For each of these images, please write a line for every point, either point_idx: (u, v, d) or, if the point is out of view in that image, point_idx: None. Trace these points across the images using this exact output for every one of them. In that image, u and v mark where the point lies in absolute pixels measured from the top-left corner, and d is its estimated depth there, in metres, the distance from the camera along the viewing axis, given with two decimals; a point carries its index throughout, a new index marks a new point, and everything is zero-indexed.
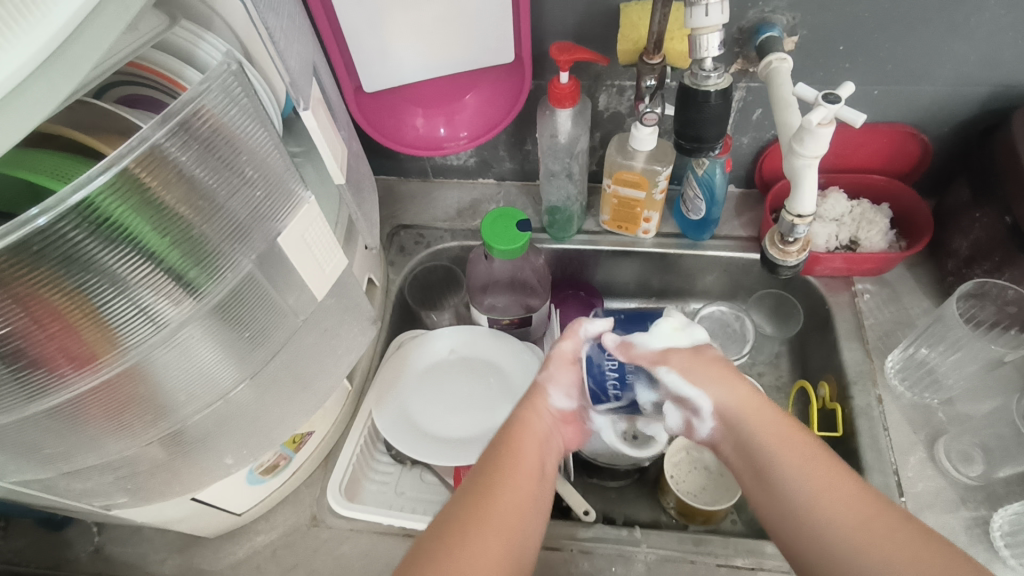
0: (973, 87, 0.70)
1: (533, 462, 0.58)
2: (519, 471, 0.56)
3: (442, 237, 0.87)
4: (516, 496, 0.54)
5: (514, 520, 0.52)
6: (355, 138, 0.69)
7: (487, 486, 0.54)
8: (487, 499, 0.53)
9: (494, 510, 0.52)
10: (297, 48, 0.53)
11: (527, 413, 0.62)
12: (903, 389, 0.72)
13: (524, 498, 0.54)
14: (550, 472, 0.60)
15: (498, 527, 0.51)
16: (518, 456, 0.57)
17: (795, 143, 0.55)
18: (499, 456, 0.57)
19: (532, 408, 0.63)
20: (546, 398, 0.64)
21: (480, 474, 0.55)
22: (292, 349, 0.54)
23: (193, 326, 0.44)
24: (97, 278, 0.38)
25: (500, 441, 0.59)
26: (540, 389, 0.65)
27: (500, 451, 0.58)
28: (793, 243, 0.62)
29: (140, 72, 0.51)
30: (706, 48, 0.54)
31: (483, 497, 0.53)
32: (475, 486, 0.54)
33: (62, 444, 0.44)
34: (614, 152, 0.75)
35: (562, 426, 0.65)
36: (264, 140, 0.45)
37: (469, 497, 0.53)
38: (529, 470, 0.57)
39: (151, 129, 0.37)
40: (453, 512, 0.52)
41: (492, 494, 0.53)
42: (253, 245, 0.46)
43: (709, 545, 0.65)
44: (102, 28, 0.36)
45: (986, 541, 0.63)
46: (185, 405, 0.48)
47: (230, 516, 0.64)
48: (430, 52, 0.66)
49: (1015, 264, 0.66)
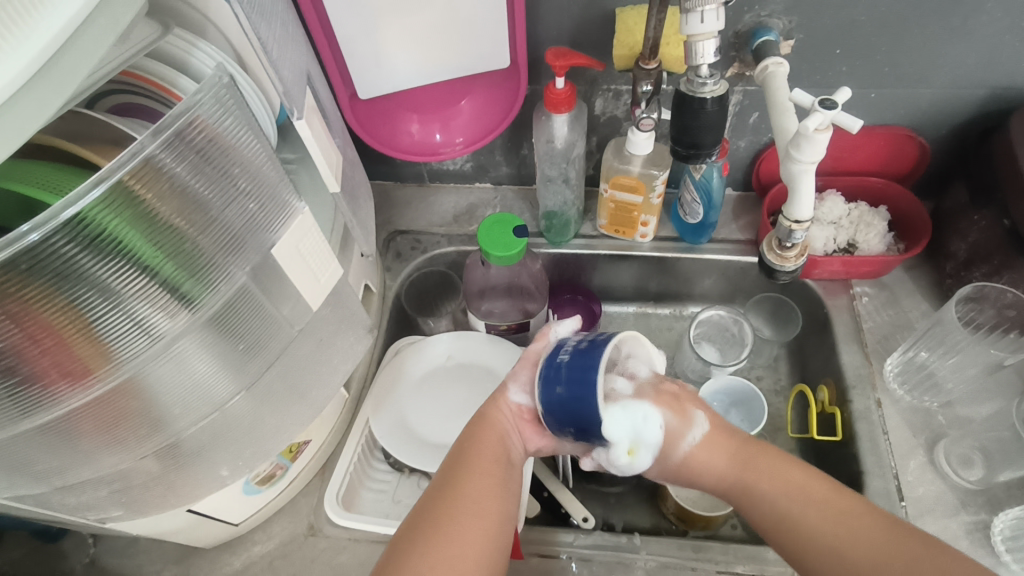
0: (970, 89, 0.70)
1: (494, 450, 0.58)
2: (481, 463, 0.56)
3: (439, 242, 0.87)
4: (479, 486, 0.54)
5: (483, 510, 0.53)
6: (350, 146, 0.68)
7: (452, 480, 0.55)
8: (454, 491, 0.54)
9: (459, 502, 0.53)
10: (289, 57, 0.53)
11: (484, 409, 0.61)
12: (902, 393, 0.72)
13: (487, 489, 0.54)
14: (517, 461, 0.59)
15: (466, 520, 0.52)
16: (479, 448, 0.57)
17: (792, 149, 0.55)
18: (463, 451, 0.58)
19: (490, 405, 0.61)
20: (501, 400, 0.62)
21: (446, 472, 0.56)
22: (287, 359, 0.54)
23: (188, 339, 0.44)
24: (92, 292, 0.38)
25: (464, 437, 0.59)
26: (500, 389, 0.63)
27: (462, 447, 0.58)
28: (791, 249, 0.62)
29: (134, 81, 0.50)
30: (702, 55, 0.54)
31: (448, 491, 0.54)
32: (443, 483, 0.55)
33: (55, 459, 0.44)
34: (611, 157, 0.75)
35: (524, 426, 0.61)
36: (257, 151, 0.45)
37: (439, 491, 0.54)
38: (489, 461, 0.57)
39: (144, 142, 0.37)
40: (421, 508, 0.53)
41: (458, 489, 0.54)
42: (247, 256, 0.46)
43: (709, 551, 0.65)
44: (93, 42, 0.35)
45: (987, 545, 0.62)
46: (180, 418, 0.47)
47: (227, 526, 0.64)
48: (425, 58, 0.65)
49: (1014, 267, 0.66)
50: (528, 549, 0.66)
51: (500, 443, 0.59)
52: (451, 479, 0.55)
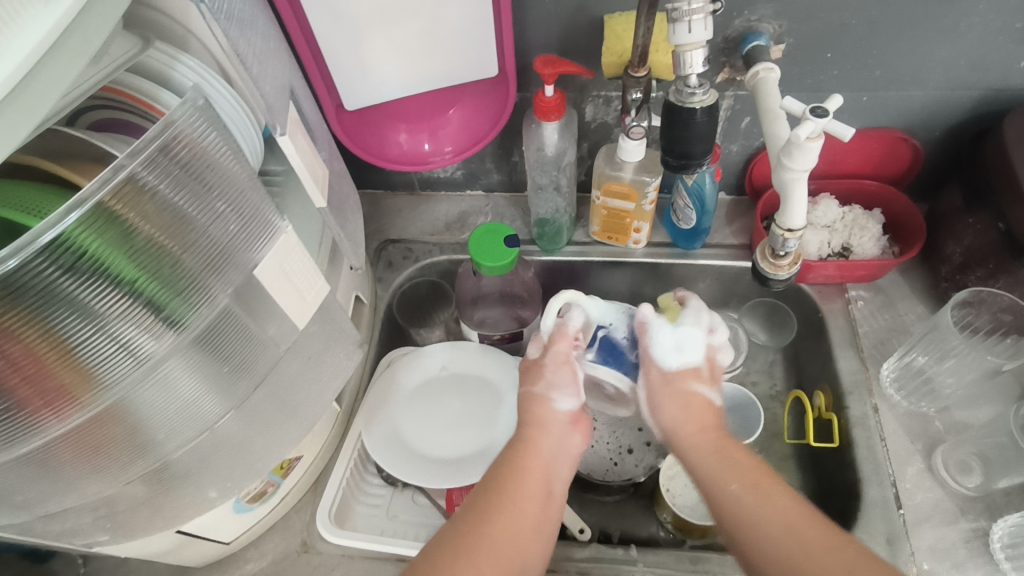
0: (963, 92, 0.69)
1: (536, 483, 0.59)
2: (520, 491, 0.58)
3: (431, 251, 0.86)
4: (515, 515, 0.56)
5: (514, 541, 0.54)
6: (336, 158, 0.67)
7: (484, 498, 0.57)
8: (486, 517, 0.55)
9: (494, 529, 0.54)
10: (271, 72, 0.52)
11: (526, 428, 0.64)
12: (899, 398, 0.71)
13: (524, 516, 0.56)
14: (557, 492, 0.61)
15: (500, 547, 0.53)
16: (520, 478, 0.59)
17: (783, 157, 0.54)
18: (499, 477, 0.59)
19: (536, 425, 0.64)
20: (550, 405, 0.65)
21: (478, 496, 0.57)
22: (276, 378, 0.53)
23: (174, 359, 0.43)
24: (75, 316, 0.36)
25: (504, 461, 0.61)
26: (543, 398, 0.65)
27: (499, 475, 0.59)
28: (785, 257, 0.61)
29: (115, 96, 0.49)
30: (690, 65, 0.53)
31: (481, 518, 0.55)
32: (478, 506, 0.56)
33: (36, 489, 0.43)
34: (602, 163, 0.74)
35: (571, 430, 0.65)
36: (237, 169, 0.44)
37: (467, 515, 0.55)
38: (532, 494, 0.58)
39: (126, 159, 0.36)
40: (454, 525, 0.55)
41: (495, 516, 0.55)
42: (231, 277, 0.45)
43: (706, 562, 0.64)
44: (62, 66, 0.34)
45: (986, 552, 0.62)
46: (166, 441, 0.46)
47: (218, 545, 0.63)
48: (412, 68, 0.65)
49: (1010, 271, 0.66)
50: None
51: (543, 476, 0.60)
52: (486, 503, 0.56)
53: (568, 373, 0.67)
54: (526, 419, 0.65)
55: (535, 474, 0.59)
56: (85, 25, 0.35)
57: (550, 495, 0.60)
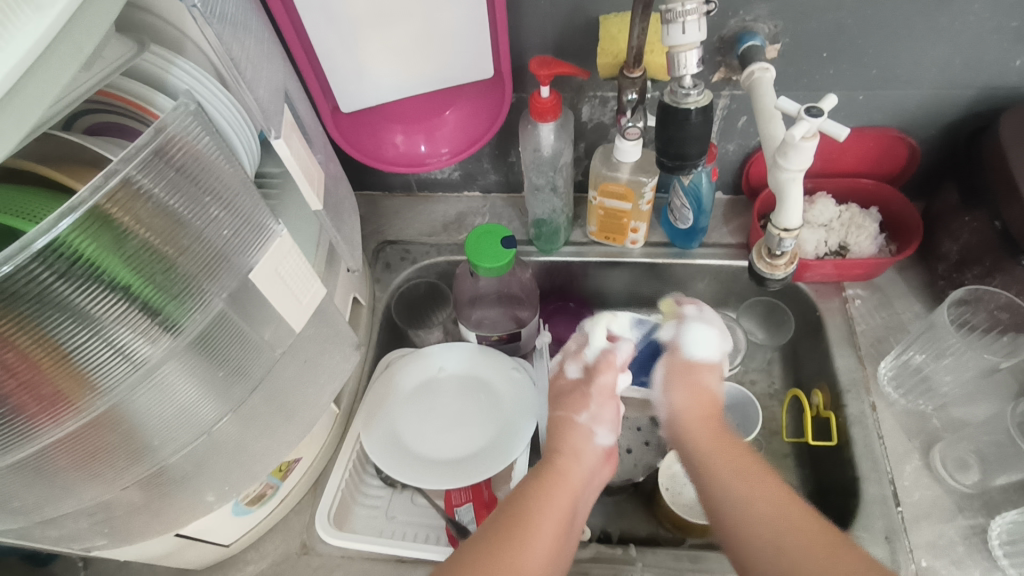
0: (958, 90, 0.69)
1: (561, 509, 0.55)
2: (550, 514, 0.54)
3: (428, 253, 0.86)
4: (543, 536, 0.52)
5: (541, 565, 0.51)
6: (332, 160, 0.67)
7: (511, 519, 0.53)
8: (513, 538, 0.51)
9: (523, 552, 0.51)
10: (266, 76, 0.52)
11: (556, 453, 0.61)
12: (897, 396, 0.71)
13: (553, 540, 0.53)
14: (577, 521, 0.58)
15: (529, 571, 0.50)
16: (546, 498, 0.55)
17: (779, 157, 0.54)
18: (524, 497, 0.56)
19: (569, 453, 0.61)
20: (590, 436, 0.63)
21: (501, 516, 0.54)
22: (273, 382, 0.53)
23: (171, 363, 0.43)
24: (70, 320, 0.36)
25: (529, 481, 0.58)
26: (586, 432, 0.63)
27: (526, 496, 0.56)
28: (781, 256, 0.61)
29: (109, 100, 0.49)
30: (684, 66, 0.53)
31: (502, 537, 0.51)
32: (504, 526, 0.53)
33: (32, 495, 0.43)
34: (599, 164, 0.75)
35: (603, 465, 0.63)
36: (231, 174, 0.44)
37: (490, 533, 0.52)
38: (553, 517, 0.54)
39: (121, 164, 0.36)
40: (474, 543, 0.52)
41: (524, 537, 0.52)
42: (226, 282, 0.45)
43: (706, 561, 0.64)
44: (53, 72, 0.34)
45: (984, 549, 0.62)
46: (163, 445, 0.46)
47: (218, 547, 0.63)
48: (407, 70, 0.65)
49: (1006, 269, 0.66)
50: None
51: (571, 500, 0.57)
52: (514, 524, 0.53)
53: (610, 407, 0.65)
54: (558, 445, 0.62)
55: (563, 497, 0.56)
56: (76, 30, 0.35)
57: (575, 520, 0.57)
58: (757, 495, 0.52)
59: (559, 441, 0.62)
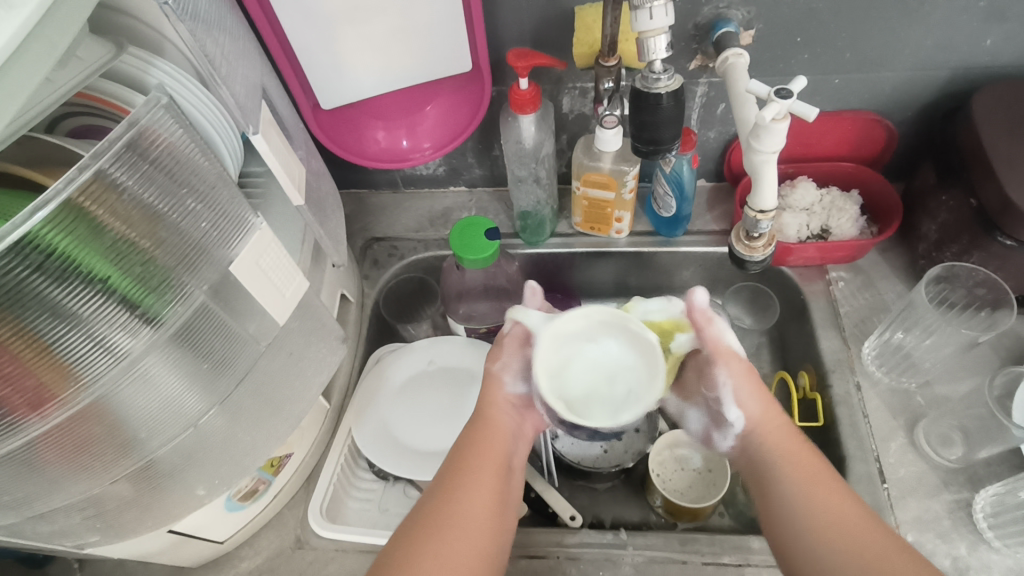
0: (931, 71, 0.70)
1: (496, 456, 0.59)
2: (489, 477, 0.57)
3: (415, 248, 0.87)
4: (485, 500, 0.56)
5: (493, 513, 0.56)
6: (314, 157, 0.68)
7: (450, 492, 0.56)
8: (457, 511, 0.54)
9: (477, 517, 0.55)
10: (241, 71, 0.53)
11: (489, 410, 0.63)
12: (881, 375, 0.72)
13: (500, 492, 0.57)
14: (518, 465, 0.62)
15: (474, 515, 0.55)
16: (485, 446, 0.60)
17: (752, 140, 0.55)
18: (458, 466, 0.58)
19: (495, 404, 0.63)
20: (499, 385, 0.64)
21: (435, 492, 0.56)
22: (258, 375, 0.54)
23: (153, 355, 0.44)
24: (47, 314, 0.37)
25: (461, 448, 0.60)
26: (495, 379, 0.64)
27: (461, 466, 0.58)
28: (759, 239, 0.62)
29: (89, 102, 0.50)
30: (654, 51, 0.54)
31: (451, 489, 0.56)
32: (453, 485, 0.56)
33: (21, 491, 0.44)
34: (580, 154, 0.75)
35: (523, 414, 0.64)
36: (208, 166, 0.45)
37: (432, 506, 0.55)
38: (493, 465, 0.59)
39: (95, 157, 0.36)
40: (412, 524, 0.54)
41: (468, 510, 0.55)
42: (205, 274, 0.45)
43: (695, 543, 0.65)
44: (26, 69, 0.35)
45: (970, 523, 0.63)
46: (150, 438, 0.47)
47: (212, 544, 0.63)
48: (386, 67, 0.65)
49: (983, 246, 0.67)
50: (515, 550, 0.66)
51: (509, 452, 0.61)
52: (459, 482, 0.57)
53: (520, 355, 0.64)
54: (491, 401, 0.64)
55: (500, 441, 0.60)
56: (49, 28, 0.36)
57: (514, 461, 0.61)
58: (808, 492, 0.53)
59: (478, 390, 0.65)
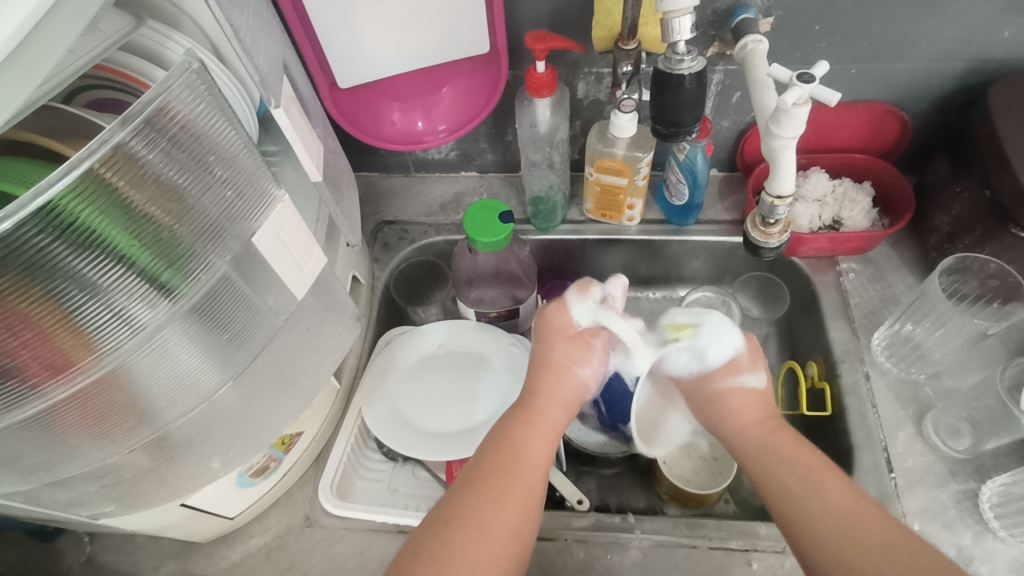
0: (949, 63, 0.70)
1: (540, 449, 0.60)
2: (525, 469, 0.57)
3: (427, 232, 0.87)
4: (521, 488, 0.56)
5: (530, 501, 0.56)
6: (331, 136, 0.68)
7: (490, 478, 0.56)
8: (492, 497, 0.54)
9: (512, 502, 0.55)
10: (264, 46, 0.55)
11: (538, 401, 0.63)
12: (890, 365, 0.72)
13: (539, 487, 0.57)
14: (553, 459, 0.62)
15: (512, 502, 0.55)
16: (526, 438, 0.60)
17: (772, 125, 0.55)
18: (496, 455, 0.58)
19: (556, 399, 0.64)
20: (575, 379, 0.65)
21: (471, 477, 0.57)
22: (273, 351, 0.54)
23: (171, 329, 0.44)
24: (67, 283, 0.37)
25: (499, 438, 0.60)
26: (567, 371, 0.65)
27: (501, 455, 0.58)
28: (775, 224, 0.62)
29: (108, 75, 0.49)
30: (678, 32, 0.54)
31: (491, 474, 0.56)
32: (492, 472, 0.56)
33: (40, 455, 0.44)
34: (595, 140, 0.75)
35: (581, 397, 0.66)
36: (234, 138, 0.45)
37: (470, 490, 0.55)
38: (535, 458, 0.58)
39: (115, 129, 0.36)
40: (449, 502, 0.55)
41: (503, 495, 0.55)
42: (227, 246, 0.46)
43: (702, 528, 0.65)
44: (56, 32, 0.35)
45: (976, 513, 0.63)
46: (167, 410, 0.47)
47: (223, 519, 0.64)
48: (405, 47, 0.65)
49: (996, 238, 0.67)
50: None
51: (548, 441, 0.61)
52: (499, 471, 0.57)
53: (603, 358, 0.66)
54: (541, 390, 0.64)
55: (544, 435, 0.61)
56: None
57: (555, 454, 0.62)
58: (822, 486, 0.54)
59: (539, 376, 0.65)
